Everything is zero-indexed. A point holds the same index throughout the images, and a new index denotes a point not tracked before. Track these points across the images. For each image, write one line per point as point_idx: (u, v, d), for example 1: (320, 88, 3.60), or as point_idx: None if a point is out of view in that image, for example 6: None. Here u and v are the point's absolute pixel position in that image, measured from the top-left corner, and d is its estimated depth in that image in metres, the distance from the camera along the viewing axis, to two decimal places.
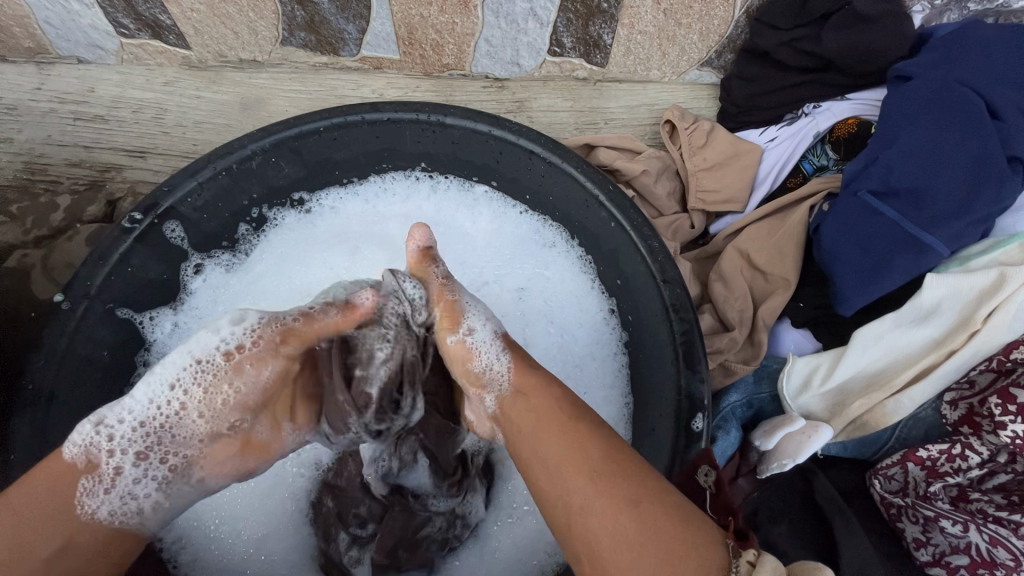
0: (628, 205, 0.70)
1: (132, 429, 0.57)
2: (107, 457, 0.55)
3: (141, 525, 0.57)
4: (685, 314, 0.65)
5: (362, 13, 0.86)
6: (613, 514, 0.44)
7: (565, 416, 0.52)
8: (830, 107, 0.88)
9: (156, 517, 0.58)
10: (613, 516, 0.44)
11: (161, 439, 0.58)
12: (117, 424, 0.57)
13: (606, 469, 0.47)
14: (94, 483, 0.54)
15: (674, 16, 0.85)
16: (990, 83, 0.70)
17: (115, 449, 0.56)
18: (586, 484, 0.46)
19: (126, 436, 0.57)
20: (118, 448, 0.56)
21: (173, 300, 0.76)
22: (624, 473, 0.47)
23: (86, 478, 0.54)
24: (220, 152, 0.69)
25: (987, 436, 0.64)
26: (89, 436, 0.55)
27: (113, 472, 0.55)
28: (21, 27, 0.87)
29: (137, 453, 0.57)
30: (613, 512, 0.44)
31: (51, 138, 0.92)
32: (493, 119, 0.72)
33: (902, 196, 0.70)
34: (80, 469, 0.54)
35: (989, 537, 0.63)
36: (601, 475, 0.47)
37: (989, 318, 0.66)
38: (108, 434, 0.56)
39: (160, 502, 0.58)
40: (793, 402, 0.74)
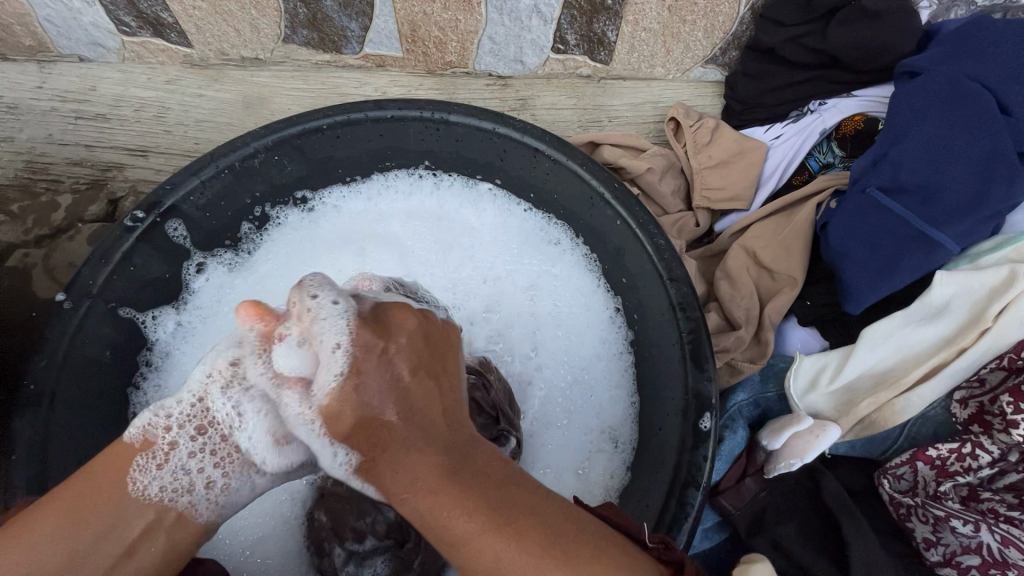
0: (634, 203, 0.69)
1: (189, 406, 0.53)
2: (163, 432, 0.52)
3: (199, 511, 0.51)
4: (692, 312, 0.64)
5: (365, 11, 0.86)
6: (498, 550, 0.37)
7: (443, 453, 0.42)
8: (837, 104, 0.87)
9: (212, 500, 0.52)
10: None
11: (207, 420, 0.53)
12: (174, 404, 0.53)
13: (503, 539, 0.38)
14: (147, 459, 0.50)
15: (679, 13, 0.84)
16: (1000, 79, 0.69)
17: (172, 424, 0.52)
18: (465, 520, 0.38)
19: (181, 414, 0.53)
20: (174, 427, 0.52)
21: (176, 299, 0.76)
22: (512, 514, 0.38)
23: (140, 457, 0.50)
24: (223, 149, 0.69)
25: (998, 435, 0.63)
26: (149, 418, 0.52)
27: (172, 452, 0.51)
28: (22, 25, 0.86)
29: (193, 428, 0.53)
30: (494, 544, 0.37)
31: (52, 137, 0.92)
32: (497, 117, 0.72)
33: (911, 193, 0.70)
34: (135, 448, 0.50)
35: (1001, 537, 0.62)
36: (493, 508, 0.39)
37: (1000, 316, 0.66)
38: (166, 414, 0.53)
39: (218, 486, 0.52)
40: (801, 402, 0.73)
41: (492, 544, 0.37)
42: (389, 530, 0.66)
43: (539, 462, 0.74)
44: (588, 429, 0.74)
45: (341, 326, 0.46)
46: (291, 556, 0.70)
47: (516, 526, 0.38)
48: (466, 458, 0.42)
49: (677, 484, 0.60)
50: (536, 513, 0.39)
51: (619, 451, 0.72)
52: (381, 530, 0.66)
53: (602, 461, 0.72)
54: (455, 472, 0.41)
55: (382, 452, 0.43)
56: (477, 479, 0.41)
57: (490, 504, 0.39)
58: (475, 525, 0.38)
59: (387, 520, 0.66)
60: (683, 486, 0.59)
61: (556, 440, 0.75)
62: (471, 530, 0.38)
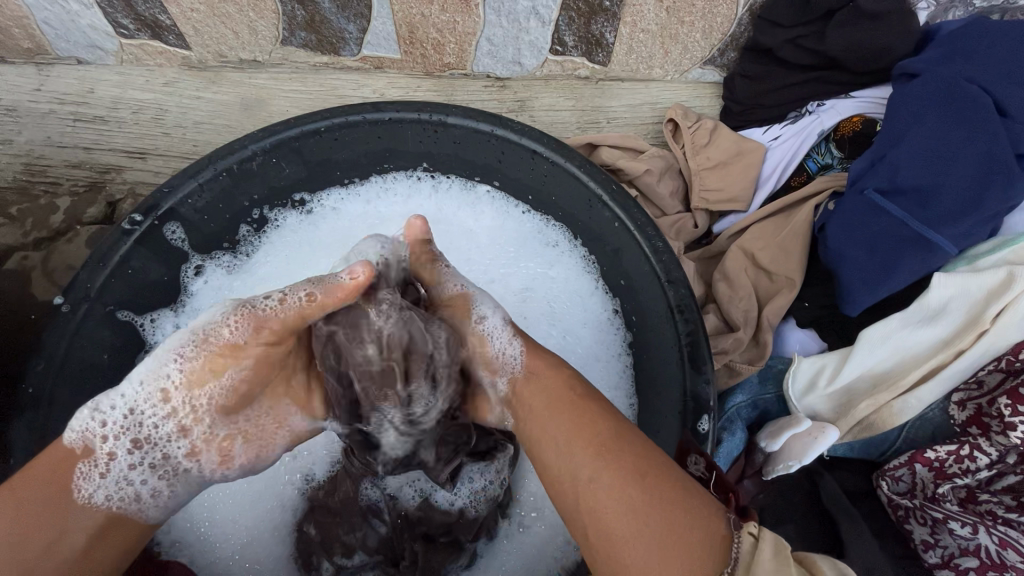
0: (632, 205, 0.69)
1: (125, 415, 0.53)
2: (101, 440, 0.52)
3: (144, 515, 0.54)
4: (690, 314, 0.65)
5: (363, 13, 0.85)
6: (609, 502, 0.44)
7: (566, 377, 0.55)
8: (835, 105, 0.87)
9: (157, 504, 0.55)
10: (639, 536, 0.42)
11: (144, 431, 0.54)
12: (111, 411, 0.53)
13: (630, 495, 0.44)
14: (90, 467, 0.51)
15: (677, 14, 0.84)
16: (998, 80, 0.69)
17: (110, 433, 0.53)
18: (583, 462, 0.47)
19: (117, 422, 0.53)
20: (111, 435, 0.53)
21: (174, 303, 0.75)
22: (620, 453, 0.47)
23: (83, 464, 0.51)
24: (222, 152, 0.69)
25: (996, 436, 0.63)
26: (85, 423, 0.52)
27: (109, 461, 0.52)
28: (20, 28, 0.86)
29: (134, 438, 0.53)
30: (614, 491, 0.45)
31: (51, 139, 0.92)
32: (495, 119, 0.72)
33: (909, 194, 0.70)
34: (77, 455, 0.51)
35: (999, 539, 0.61)
36: (604, 451, 0.47)
37: (998, 317, 0.66)
38: (103, 420, 0.53)
39: (159, 494, 0.55)
40: (799, 403, 0.73)
41: (609, 486, 0.45)
42: (380, 545, 0.69)
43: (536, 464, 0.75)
44: None
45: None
46: (282, 563, 0.69)
47: (618, 463, 0.46)
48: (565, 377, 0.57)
49: None
50: (635, 451, 0.47)
51: None
52: (371, 543, 0.69)
53: None
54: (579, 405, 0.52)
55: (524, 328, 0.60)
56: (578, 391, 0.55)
57: (601, 449, 0.47)
58: (588, 463, 0.47)
59: (378, 534, 0.69)
60: None
61: None
62: (578, 454, 0.48)
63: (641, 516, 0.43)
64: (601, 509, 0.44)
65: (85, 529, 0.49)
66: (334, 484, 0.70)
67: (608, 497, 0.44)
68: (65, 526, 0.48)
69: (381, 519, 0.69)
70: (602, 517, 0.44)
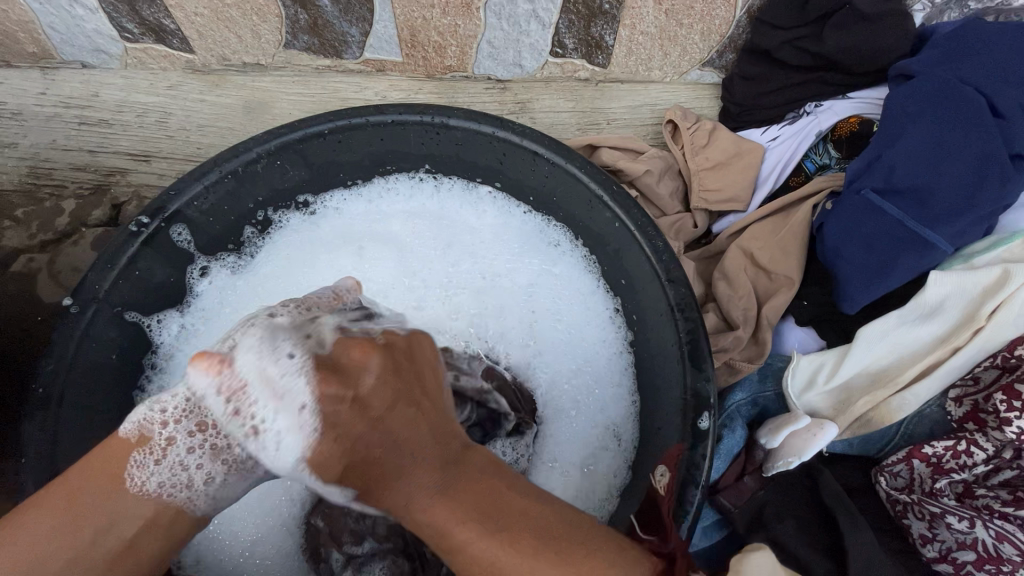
0: (632, 205, 0.70)
1: (184, 402, 0.50)
2: (158, 428, 0.49)
3: (193, 505, 0.49)
4: (690, 312, 0.65)
5: (365, 16, 0.86)
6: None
7: (433, 448, 0.45)
8: (831, 106, 0.88)
9: (210, 494, 0.50)
10: None
11: (218, 432, 0.49)
12: (169, 398, 0.50)
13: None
14: (145, 456, 0.48)
15: (676, 16, 0.85)
16: (994, 81, 0.70)
17: (166, 420, 0.49)
18: (462, 536, 0.43)
19: (176, 409, 0.50)
20: (168, 421, 0.49)
21: (180, 302, 0.76)
22: (503, 534, 0.43)
23: (138, 450, 0.48)
24: (226, 155, 0.70)
25: (993, 432, 0.64)
26: (143, 414, 0.49)
27: (165, 446, 0.48)
28: (25, 32, 0.87)
29: (190, 425, 0.49)
30: (507, 558, 0.42)
31: (56, 142, 0.93)
32: (496, 120, 0.73)
33: (905, 195, 0.70)
34: (132, 444, 0.48)
35: (995, 533, 0.62)
36: (484, 518, 0.43)
37: (995, 314, 0.67)
38: (161, 409, 0.50)
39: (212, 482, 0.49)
40: (799, 401, 0.73)
41: (513, 563, 0.42)
42: (391, 533, 0.68)
43: (546, 459, 0.75)
44: (592, 425, 0.75)
45: (303, 384, 0.44)
46: (290, 555, 0.71)
47: (523, 543, 0.42)
48: (456, 449, 0.47)
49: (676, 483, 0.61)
50: (533, 520, 0.44)
51: (622, 448, 0.73)
52: (381, 532, 0.68)
53: (604, 459, 0.73)
54: (449, 485, 0.45)
55: (348, 429, 0.43)
56: (472, 479, 0.45)
57: (498, 529, 0.43)
58: (473, 538, 0.43)
59: (389, 522, 0.68)
60: (682, 485, 0.60)
61: (562, 433, 0.76)
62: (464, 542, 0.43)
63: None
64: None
65: (147, 508, 0.47)
66: None
67: (512, 564, 0.41)
68: (120, 516, 0.46)
69: None
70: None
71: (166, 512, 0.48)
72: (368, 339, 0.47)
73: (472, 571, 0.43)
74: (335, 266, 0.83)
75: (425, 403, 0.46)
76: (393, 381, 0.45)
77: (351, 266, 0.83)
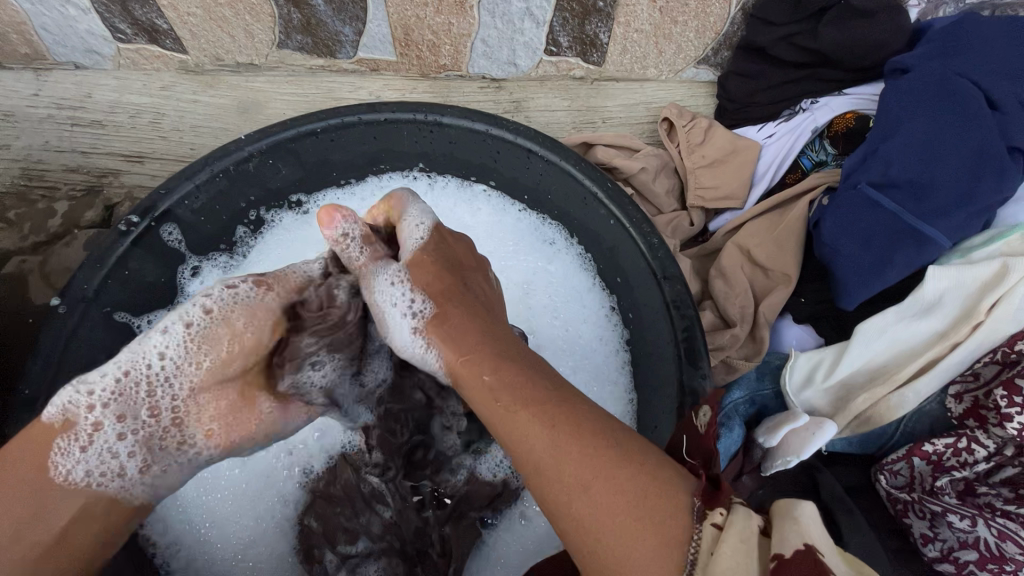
0: (627, 202, 0.69)
1: (115, 382, 0.52)
2: (86, 413, 0.51)
3: (129, 493, 0.53)
4: (685, 309, 0.64)
5: (358, 15, 0.86)
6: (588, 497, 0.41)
7: (512, 360, 0.51)
8: (828, 102, 0.87)
9: (147, 482, 0.54)
10: (608, 516, 0.40)
11: (137, 398, 0.52)
12: (96, 380, 0.51)
13: (598, 485, 0.41)
14: (69, 442, 0.50)
15: (671, 13, 0.85)
16: (990, 74, 0.70)
17: (94, 403, 0.51)
18: (539, 438, 0.44)
19: (104, 391, 0.51)
20: (97, 405, 0.51)
21: (170, 302, 0.76)
22: (586, 424, 0.45)
23: (61, 438, 0.50)
24: (217, 154, 0.69)
25: (993, 429, 0.63)
26: (70, 396, 0.50)
27: (92, 431, 0.51)
28: (18, 33, 0.87)
29: (120, 408, 0.52)
30: (570, 461, 0.43)
31: (49, 144, 0.92)
32: (490, 119, 0.72)
33: (902, 189, 0.70)
34: (57, 430, 0.50)
35: (997, 531, 0.61)
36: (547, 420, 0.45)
37: (993, 309, 0.65)
38: (87, 392, 0.51)
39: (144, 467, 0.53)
40: (796, 398, 0.72)
41: (573, 476, 0.42)
42: (385, 531, 0.69)
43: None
44: None
45: (418, 239, 0.61)
46: (281, 559, 0.69)
47: (579, 430, 0.44)
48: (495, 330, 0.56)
49: None
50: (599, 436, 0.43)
51: None
52: (377, 530, 0.69)
53: None
54: (553, 412, 0.46)
55: (454, 304, 0.57)
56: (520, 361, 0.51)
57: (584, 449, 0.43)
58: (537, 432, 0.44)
59: (383, 520, 0.69)
60: None
61: None
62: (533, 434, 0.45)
63: (615, 477, 0.41)
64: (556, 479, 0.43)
65: (77, 499, 0.50)
66: (334, 473, 0.71)
67: (570, 473, 0.42)
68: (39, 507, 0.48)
69: (385, 504, 0.70)
70: (569, 510, 0.42)
71: (101, 498, 0.51)
72: (454, 241, 0.63)
73: (535, 470, 0.44)
74: None
75: (476, 291, 0.60)
76: (463, 301, 0.57)
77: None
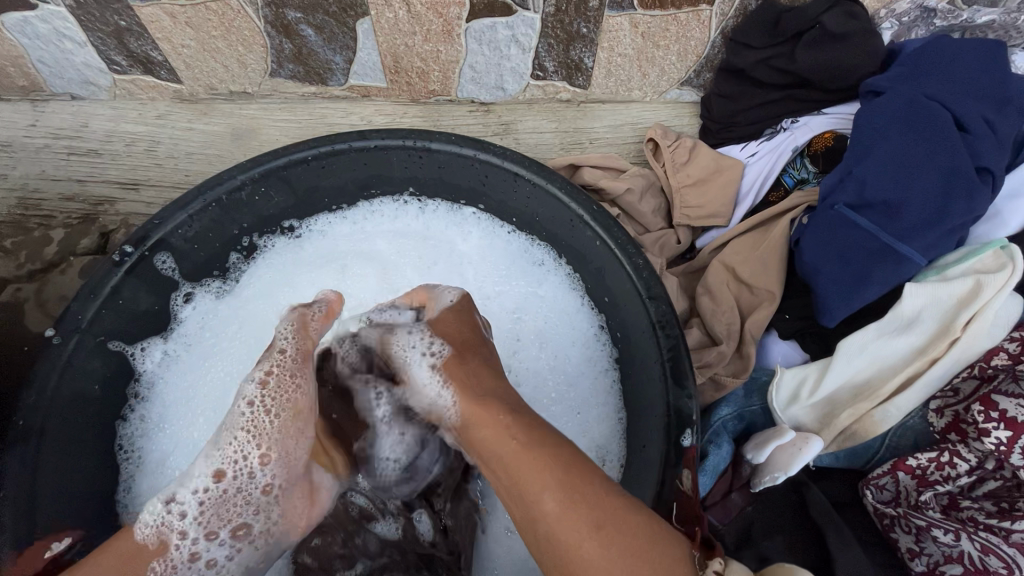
0: (612, 223, 0.71)
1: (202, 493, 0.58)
2: (172, 530, 0.56)
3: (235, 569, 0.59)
4: (671, 329, 0.66)
5: (348, 44, 0.88)
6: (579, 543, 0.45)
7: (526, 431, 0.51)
8: (807, 122, 0.90)
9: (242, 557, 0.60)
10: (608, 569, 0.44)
11: (225, 513, 0.59)
12: (184, 491, 0.58)
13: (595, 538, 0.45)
14: (162, 565, 0.55)
15: (652, 38, 0.88)
16: (958, 96, 0.72)
17: (183, 529, 0.57)
18: (536, 483, 0.48)
19: (196, 501, 0.58)
20: (186, 529, 0.57)
21: (164, 330, 0.77)
22: (592, 495, 0.47)
23: (158, 561, 0.55)
24: (210, 183, 0.71)
25: (973, 443, 0.64)
26: (158, 517, 0.56)
27: (184, 559, 0.56)
28: (16, 67, 0.89)
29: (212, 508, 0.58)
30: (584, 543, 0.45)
31: (45, 173, 0.94)
32: (478, 143, 0.74)
33: (878, 209, 0.71)
34: (150, 553, 0.54)
35: (980, 545, 0.62)
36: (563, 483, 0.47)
37: (969, 324, 0.67)
38: (182, 514, 0.57)
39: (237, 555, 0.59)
40: (783, 414, 0.74)
41: (587, 544, 0.45)
42: (383, 548, 0.69)
43: None
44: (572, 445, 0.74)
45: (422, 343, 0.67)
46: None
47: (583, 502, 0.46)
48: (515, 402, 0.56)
49: (660, 502, 0.60)
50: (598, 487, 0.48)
51: (605, 469, 0.72)
52: (374, 548, 0.69)
53: None
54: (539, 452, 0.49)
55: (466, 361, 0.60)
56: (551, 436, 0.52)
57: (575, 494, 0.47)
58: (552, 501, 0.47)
59: (381, 537, 0.70)
60: (666, 503, 0.60)
61: None
62: (546, 496, 0.47)
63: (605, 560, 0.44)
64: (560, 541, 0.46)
65: None
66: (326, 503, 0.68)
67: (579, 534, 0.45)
68: None
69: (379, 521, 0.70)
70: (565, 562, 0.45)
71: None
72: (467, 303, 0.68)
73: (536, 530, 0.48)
74: (317, 283, 0.83)
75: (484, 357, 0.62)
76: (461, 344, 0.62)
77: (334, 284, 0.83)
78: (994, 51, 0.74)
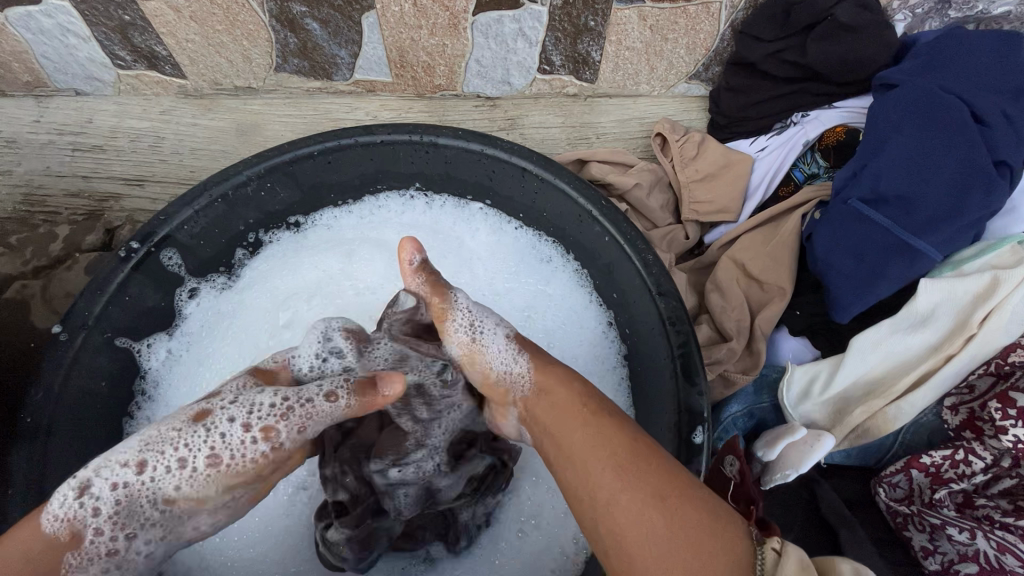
0: (621, 219, 0.70)
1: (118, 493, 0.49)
2: (87, 519, 0.47)
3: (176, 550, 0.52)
4: (681, 326, 0.65)
5: (354, 39, 0.87)
6: (641, 522, 0.41)
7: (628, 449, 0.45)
8: (818, 116, 0.89)
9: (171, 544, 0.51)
10: (642, 519, 0.41)
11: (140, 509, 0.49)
12: (100, 487, 0.48)
13: (638, 480, 0.43)
14: (79, 558, 0.47)
15: (661, 31, 0.86)
16: (976, 90, 0.71)
17: (100, 515, 0.48)
18: (587, 433, 0.47)
19: (111, 501, 0.48)
20: (101, 526, 0.48)
21: (170, 326, 0.76)
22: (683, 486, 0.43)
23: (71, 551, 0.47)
24: (216, 179, 0.70)
25: (989, 440, 0.64)
26: (71, 510, 0.47)
27: (101, 552, 0.48)
28: (20, 62, 0.89)
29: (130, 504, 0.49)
30: (651, 517, 0.41)
31: (50, 169, 0.94)
32: (485, 139, 0.74)
33: (893, 203, 0.70)
34: (63, 544, 0.46)
35: (997, 544, 0.61)
36: (632, 472, 0.43)
37: (985, 322, 0.66)
38: (94, 507, 0.48)
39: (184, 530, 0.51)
40: (794, 411, 0.73)
41: (648, 513, 0.41)
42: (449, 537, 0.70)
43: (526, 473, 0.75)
44: None
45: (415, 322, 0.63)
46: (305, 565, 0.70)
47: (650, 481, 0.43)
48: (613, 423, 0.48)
49: None
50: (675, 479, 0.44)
51: None
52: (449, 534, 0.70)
53: None
54: (616, 437, 0.46)
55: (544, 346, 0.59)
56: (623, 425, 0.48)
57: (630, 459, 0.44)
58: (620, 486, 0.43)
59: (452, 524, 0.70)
60: None
61: None
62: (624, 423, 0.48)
63: (664, 527, 0.40)
64: (626, 520, 0.42)
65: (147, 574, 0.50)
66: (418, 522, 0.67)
67: (630, 485, 0.43)
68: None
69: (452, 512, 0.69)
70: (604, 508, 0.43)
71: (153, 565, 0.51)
72: None
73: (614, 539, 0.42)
74: (323, 269, 0.83)
75: None
76: None
77: (336, 268, 0.84)
78: (1010, 43, 0.73)
